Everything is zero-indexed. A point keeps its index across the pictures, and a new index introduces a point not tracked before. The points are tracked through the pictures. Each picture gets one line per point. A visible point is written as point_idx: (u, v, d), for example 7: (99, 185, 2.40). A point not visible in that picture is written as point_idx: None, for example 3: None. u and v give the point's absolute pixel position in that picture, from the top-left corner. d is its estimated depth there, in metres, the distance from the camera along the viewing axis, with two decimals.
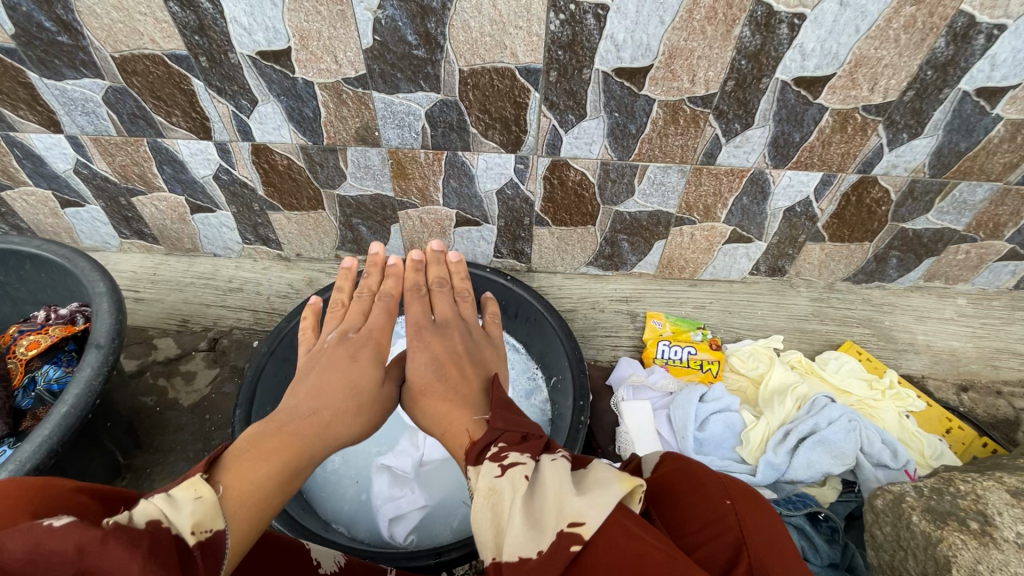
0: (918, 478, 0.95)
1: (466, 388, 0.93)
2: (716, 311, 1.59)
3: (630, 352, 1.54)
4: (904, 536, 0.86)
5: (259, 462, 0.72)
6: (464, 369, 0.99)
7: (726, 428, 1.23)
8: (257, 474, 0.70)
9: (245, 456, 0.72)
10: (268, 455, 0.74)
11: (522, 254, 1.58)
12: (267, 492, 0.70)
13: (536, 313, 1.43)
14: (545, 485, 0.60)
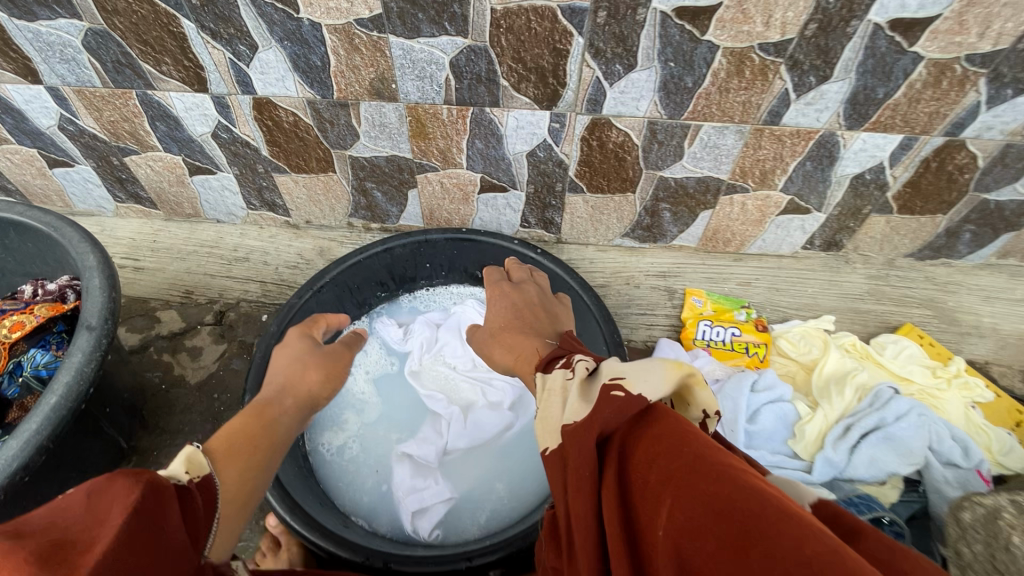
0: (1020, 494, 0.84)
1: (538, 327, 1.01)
2: (762, 288, 1.45)
3: (666, 332, 1.42)
4: (1000, 557, 0.73)
5: (248, 436, 0.82)
6: (539, 316, 1.06)
7: (779, 420, 1.11)
8: (247, 445, 0.81)
9: (237, 429, 0.83)
10: (258, 432, 0.85)
11: (551, 224, 1.44)
12: (259, 451, 0.82)
13: (567, 290, 1.29)
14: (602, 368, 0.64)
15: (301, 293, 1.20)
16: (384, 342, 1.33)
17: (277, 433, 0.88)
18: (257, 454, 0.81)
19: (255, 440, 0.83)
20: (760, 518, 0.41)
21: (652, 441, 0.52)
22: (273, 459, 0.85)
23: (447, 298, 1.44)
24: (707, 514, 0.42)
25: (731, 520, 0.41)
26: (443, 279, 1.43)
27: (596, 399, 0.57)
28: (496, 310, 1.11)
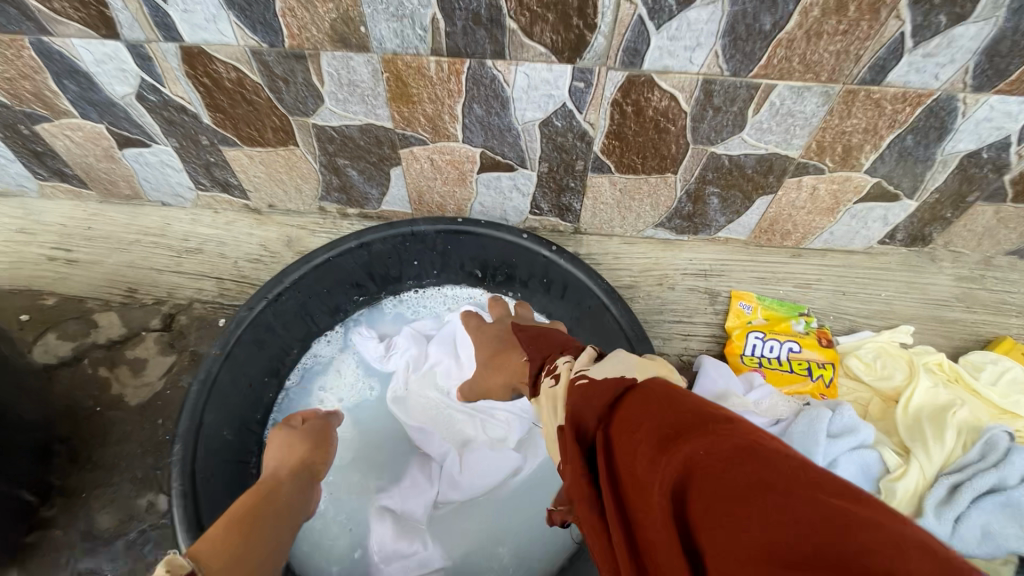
0: None
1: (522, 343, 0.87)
2: (825, 291, 1.18)
3: (707, 345, 1.17)
4: None
5: (244, 514, 0.70)
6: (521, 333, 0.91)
7: (861, 476, 0.87)
8: (248, 522, 0.69)
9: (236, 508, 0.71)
10: (256, 511, 0.72)
11: (568, 211, 1.16)
12: (261, 529, 0.70)
13: (590, 298, 1.01)
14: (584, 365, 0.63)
15: (251, 303, 0.94)
16: (365, 362, 1.10)
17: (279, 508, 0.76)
18: (258, 537, 0.68)
19: (258, 527, 0.70)
20: (755, 468, 0.37)
21: (634, 404, 0.48)
22: (280, 543, 0.72)
23: (440, 304, 1.18)
24: (701, 468, 0.38)
25: (726, 477, 0.37)
26: (435, 280, 1.17)
27: (574, 395, 0.57)
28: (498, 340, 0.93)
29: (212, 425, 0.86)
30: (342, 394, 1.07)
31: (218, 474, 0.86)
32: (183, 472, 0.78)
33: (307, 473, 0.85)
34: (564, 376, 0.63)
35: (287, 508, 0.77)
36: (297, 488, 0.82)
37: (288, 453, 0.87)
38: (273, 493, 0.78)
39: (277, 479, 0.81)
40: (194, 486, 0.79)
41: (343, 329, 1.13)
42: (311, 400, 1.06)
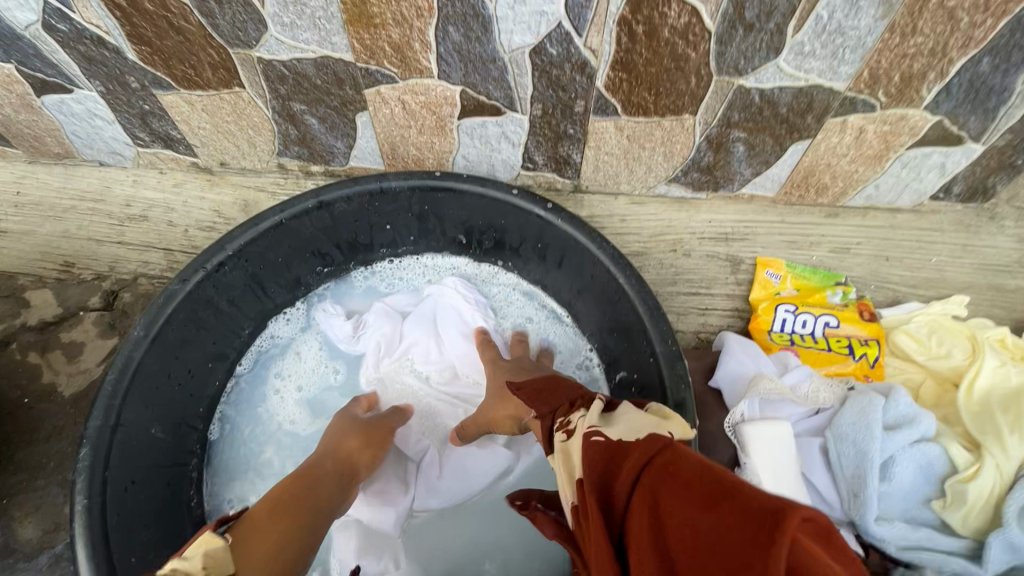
0: None
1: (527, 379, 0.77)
2: (866, 255, 1.02)
3: (727, 319, 1.02)
4: None
5: (267, 511, 0.64)
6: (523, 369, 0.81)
7: (920, 476, 0.72)
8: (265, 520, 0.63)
9: (263, 505, 0.65)
10: (279, 506, 0.65)
11: (566, 164, 0.99)
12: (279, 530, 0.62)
13: (594, 265, 0.84)
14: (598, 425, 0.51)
15: (184, 274, 0.78)
16: (330, 344, 0.95)
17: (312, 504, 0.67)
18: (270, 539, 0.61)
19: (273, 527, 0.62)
20: None
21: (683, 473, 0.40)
22: (304, 550, 0.64)
23: (418, 276, 1.02)
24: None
25: None
26: (412, 248, 1.01)
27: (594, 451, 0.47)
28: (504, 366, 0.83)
29: (133, 423, 0.73)
30: (302, 381, 0.92)
31: (143, 479, 0.74)
32: (90, 483, 0.66)
33: (352, 468, 0.75)
34: (577, 431, 0.53)
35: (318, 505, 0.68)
36: (335, 482, 0.72)
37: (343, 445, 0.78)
38: (306, 485, 0.69)
39: (320, 467, 0.73)
40: (102, 500, 0.66)
41: (304, 304, 0.97)
42: (266, 388, 0.91)
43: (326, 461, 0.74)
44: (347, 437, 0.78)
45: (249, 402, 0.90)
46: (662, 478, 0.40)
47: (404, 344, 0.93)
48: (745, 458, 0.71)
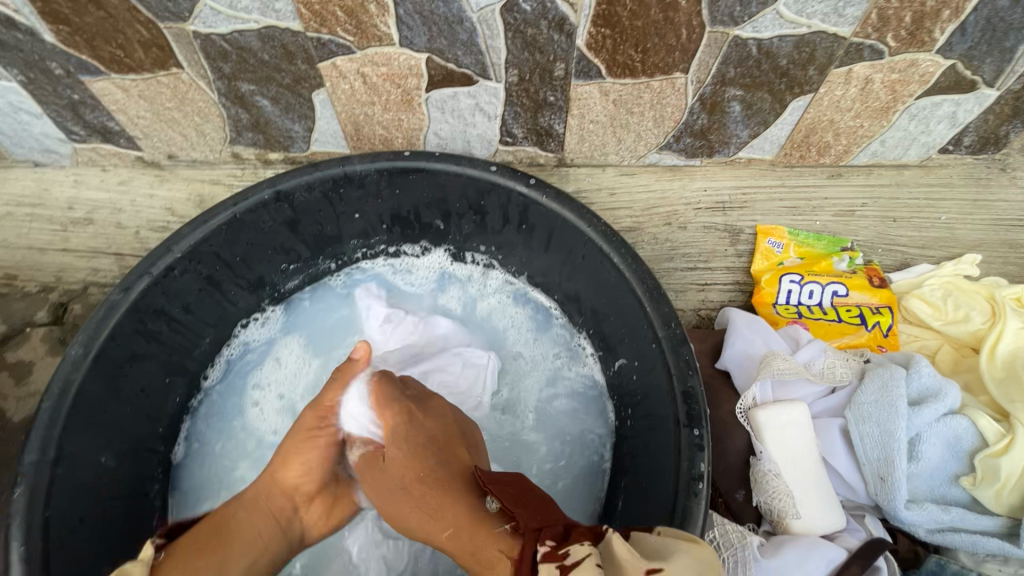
0: None
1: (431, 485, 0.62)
2: (872, 217, 0.95)
3: (729, 294, 0.95)
4: None
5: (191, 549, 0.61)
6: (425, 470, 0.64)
7: (947, 452, 0.67)
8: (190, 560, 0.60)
9: (191, 538, 0.63)
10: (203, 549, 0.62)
11: (548, 137, 0.91)
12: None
13: (583, 244, 0.77)
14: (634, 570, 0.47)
15: (125, 282, 0.71)
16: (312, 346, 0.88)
17: (237, 550, 0.63)
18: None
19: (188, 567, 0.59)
20: None
21: None
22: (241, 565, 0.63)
23: (416, 270, 0.94)
24: None
25: None
26: (386, 239, 0.93)
27: None
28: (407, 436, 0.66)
29: (77, 454, 0.66)
30: (280, 392, 0.85)
31: (91, 516, 0.67)
32: (27, 527, 0.58)
33: (288, 495, 0.68)
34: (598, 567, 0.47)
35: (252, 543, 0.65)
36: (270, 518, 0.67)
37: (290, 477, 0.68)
38: (241, 517, 0.66)
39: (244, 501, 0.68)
40: (43, 545, 0.59)
41: (281, 307, 0.90)
42: (241, 400, 0.84)
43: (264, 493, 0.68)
44: (284, 457, 0.68)
45: (224, 416, 0.83)
46: None
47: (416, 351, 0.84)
48: (760, 447, 0.66)
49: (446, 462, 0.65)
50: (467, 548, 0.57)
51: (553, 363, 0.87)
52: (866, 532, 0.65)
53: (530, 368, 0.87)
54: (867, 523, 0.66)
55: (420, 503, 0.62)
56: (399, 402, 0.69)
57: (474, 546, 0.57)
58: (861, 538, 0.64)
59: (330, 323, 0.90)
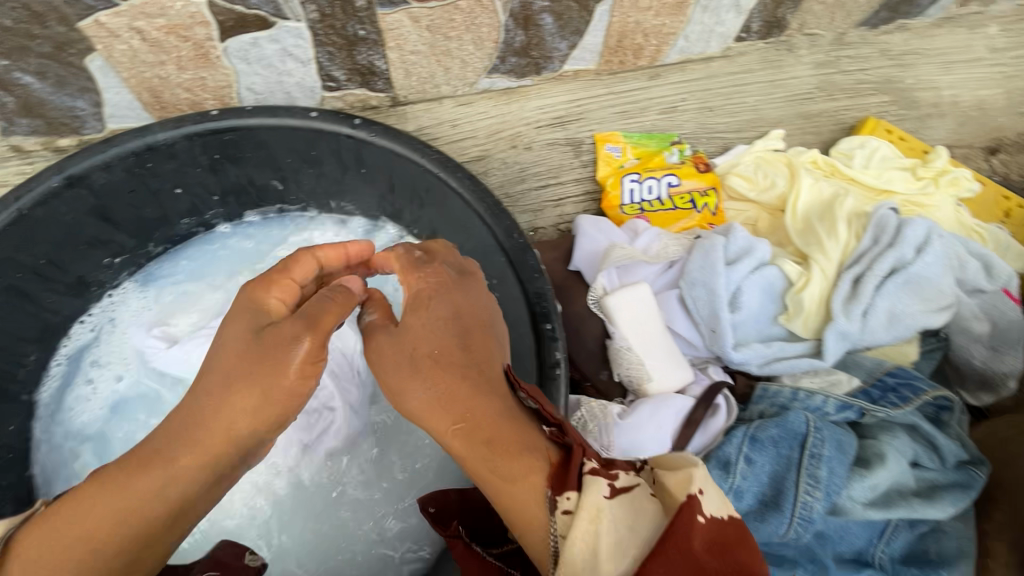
0: None
1: (474, 376, 0.53)
2: (691, 111, 1.04)
3: (581, 204, 1.03)
4: None
5: (76, 518, 0.53)
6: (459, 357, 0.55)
7: (765, 297, 0.78)
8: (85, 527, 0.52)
9: (117, 471, 0.55)
10: (91, 508, 0.53)
11: (373, 76, 0.88)
12: (92, 548, 0.52)
13: (420, 176, 0.76)
14: (597, 536, 0.41)
15: None
16: (166, 310, 0.84)
17: (169, 500, 0.54)
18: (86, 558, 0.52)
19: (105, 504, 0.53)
20: None
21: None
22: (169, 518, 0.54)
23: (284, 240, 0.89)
24: None
25: None
26: (222, 211, 0.87)
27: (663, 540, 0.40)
28: (410, 329, 0.57)
29: None
30: (120, 369, 0.81)
31: None
32: None
33: (235, 451, 0.55)
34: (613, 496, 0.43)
35: (166, 493, 0.53)
36: (206, 478, 0.55)
37: (244, 423, 0.54)
38: (166, 468, 0.54)
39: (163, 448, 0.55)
40: None
41: (135, 280, 0.85)
42: (83, 387, 0.80)
43: (190, 424, 0.55)
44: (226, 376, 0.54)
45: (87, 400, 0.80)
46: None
47: None
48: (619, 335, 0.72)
49: (462, 343, 0.56)
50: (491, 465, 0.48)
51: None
52: (708, 379, 0.75)
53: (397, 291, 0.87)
54: (709, 372, 0.76)
55: (427, 381, 0.54)
56: (410, 323, 0.57)
57: (503, 466, 0.47)
58: (704, 384, 0.74)
59: (177, 286, 0.85)
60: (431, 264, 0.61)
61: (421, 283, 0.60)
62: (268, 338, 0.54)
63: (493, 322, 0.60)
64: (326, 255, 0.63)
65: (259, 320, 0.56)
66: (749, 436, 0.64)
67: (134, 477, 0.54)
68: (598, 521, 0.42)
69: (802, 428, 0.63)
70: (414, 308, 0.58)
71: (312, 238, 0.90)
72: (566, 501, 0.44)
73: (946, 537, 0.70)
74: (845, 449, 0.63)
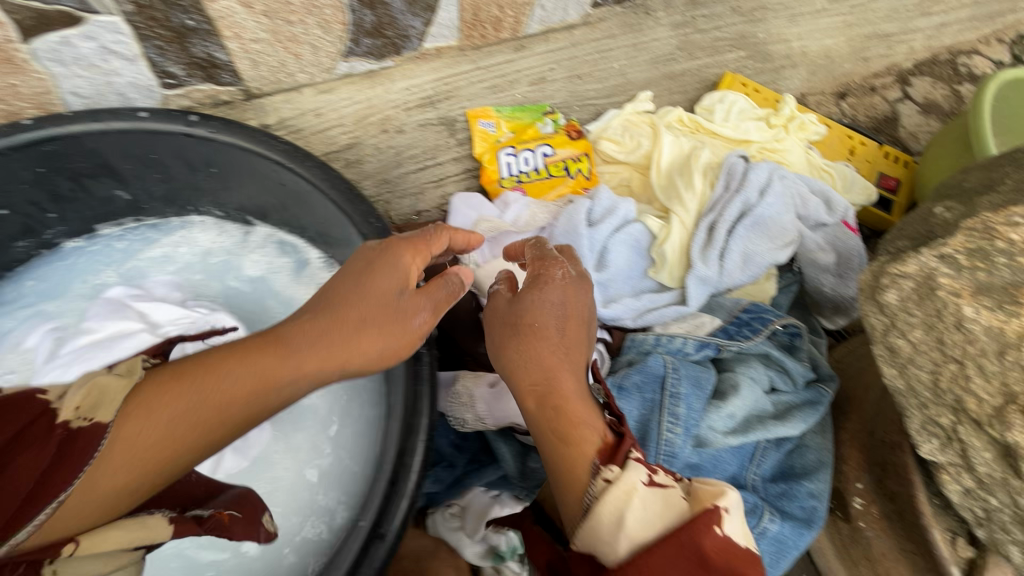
0: (887, 241, 0.65)
1: (567, 356, 0.59)
2: (560, 80, 1.05)
3: (463, 182, 1.03)
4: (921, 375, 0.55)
5: (198, 393, 0.49)
6: (568, 336, 0.60)
7: (634, 253, 0.82)
8: (201, 406, 0.49)
9: (237, 353, 0.52)
10: (212, 385, 0.50)
11: (214, 69, 0.83)
12: (199, 428, 0.48)
13: (271, 169, 0.73)
14: (625, 508, 0.48)
15: None
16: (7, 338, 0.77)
17: (272, 403, 0.52)
18: (180, 438, 0.47)
19: (220, 385, 0.50)
20: None
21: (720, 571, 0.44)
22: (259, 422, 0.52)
23: (143, 252, 0.85)
24: None
25: None
26: (64, 228, 0.80)
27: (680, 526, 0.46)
28: (526, 304, 0.60)
29: None
30: None
31: None
32: None
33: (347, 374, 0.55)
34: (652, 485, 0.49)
35: (284, 393, 0.52)
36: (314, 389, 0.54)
37: (354, 360, 0.55)
38: (292, 364, 0.52)
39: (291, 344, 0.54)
40: None
41: None
42: None
43: (326, 331, 0.54)
44: (363, 317, 0.56)
45: None
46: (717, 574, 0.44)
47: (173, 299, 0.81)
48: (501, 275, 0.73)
49: (561, 333, 0.59)
50: (555, 425, 0.55)
51: (286, 274, 0.84)
52: None
53: (276, 290, 0.83)
54: None
55: (519, 350, 0.59)
56: (526, 302, 0.60)
57: (563, 432, 0.54)
58: None
59: (23, 317, 0.79)
60: (552, 257, 0.64)
61: (536, 267, 0.62)
62: (405, 305, 0.57)
63: (591, 320, 0.64)
64: (455, 240, 0.64)
65: (390, 292, 0.57)
66: (616, 385, 0.68)
67: (269, 370, 0.51)
68: (631, 497, 0.48)
69: (660, 370, 0.68)
70: (535, 284, 0.61)
71: (178, 249, 0.85)
72: (609, 471, 0.50)
73: (809, 451, 0.75)
74: (701, 385, 0.68)
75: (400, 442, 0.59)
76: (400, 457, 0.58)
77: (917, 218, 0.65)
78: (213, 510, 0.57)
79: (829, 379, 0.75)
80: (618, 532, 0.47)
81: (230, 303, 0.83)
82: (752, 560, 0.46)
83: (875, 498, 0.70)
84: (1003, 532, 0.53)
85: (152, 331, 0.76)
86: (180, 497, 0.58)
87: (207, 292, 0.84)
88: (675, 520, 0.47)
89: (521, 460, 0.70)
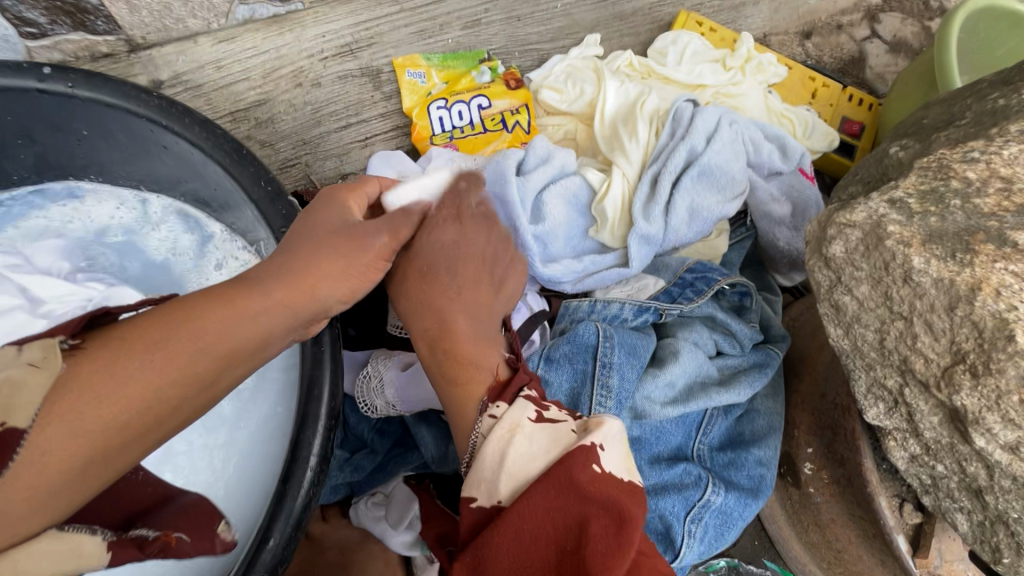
0: (833, 189, 0.60)
1: (466, 296, 0.59)
2: (497, 19, 0.93)
3: (391, 139, 0.97)
4: (861, 334, 0.50)
5: (171, 333, 0.41)
6: (467, 275, 0.60)
7: (572, 211, 0.74)
8: (175, 347, 0.40)
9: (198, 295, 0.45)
10: (185, 322, 0.42)
11: (83, 14, 0.71)
12: (164, 365, 0.40)
13: (149, 131, 0.64)
14: (508, 446, 0.47)
15: None
16: None
17: (244, 334, 0.44)
18: (157, 388, 0.39)
19: (186, 324, 0.42)
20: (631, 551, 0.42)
21: (600, 502, 0.43)
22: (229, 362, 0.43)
23: (31, 227, 0.75)
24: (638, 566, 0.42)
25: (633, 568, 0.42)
26: None
27: (560, 458, 0.45)
28: (425, 241, 0.59)
29: None
30: None
31: None
32: None
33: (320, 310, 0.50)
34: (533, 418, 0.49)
35: (258, 325, 0.45)
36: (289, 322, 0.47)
37: (307, 293, 0.49)
38: (255, 294, 0.46)
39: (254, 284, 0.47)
40: None
41: None
42: None
43: (287, 263, 0.49)
44: (315, 248, 0.51)
45: None
46: (599, 508, 0.43)
47: (71, 273, 0.75)
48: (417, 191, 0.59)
49: (457, 277, 0.59)
50: (448, 363, 0.56)
51: (189, 256, 0.76)
52: (525, 308, 0.71)
53: (176, 269, 0.76)
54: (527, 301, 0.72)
55: (412, 295, 0.59)
56: (425, 248, 0.59)
57: (454, 372, 0.55)
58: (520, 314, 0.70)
59: None
60: (456, 195, 0.62)
61: (440, 203, 0.61)
62: (357, 229, 0.53)
63: (494, 267, 0.62)
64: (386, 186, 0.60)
65: (336, 226, 0.53)
66: (544, 356, 0.65)
67: (240, 304, 0.45)
68: (514, 434, 0.48)
69: (592, 339, 0.64)
70: (434, 223, 0.59)
71: (69, 224, 0.76)
72: (495, 407, 0.51)
73: (758, 416, 0.70)
74: (636, 353, 0.65)
75: (295, 433, 0.54)
76: (295, 449, 0.53)
77: (868, 161, 0.58)
78: (159, 530, 0.47)
79: (782, 340, 0.71)
80: (500, 470, 0.46)
81: (128, 279, 0.76)
82: (634, 490, 0.45)
83: (824, 463, 0.65)
84: (948, 499, 0.50)
85: (31, 308, 0.71)
86: (121, 507, 0.48)
87: (103, 261, 0.77)
88: (554, 457, 0.46)
89: (442, 444, 0.67)
